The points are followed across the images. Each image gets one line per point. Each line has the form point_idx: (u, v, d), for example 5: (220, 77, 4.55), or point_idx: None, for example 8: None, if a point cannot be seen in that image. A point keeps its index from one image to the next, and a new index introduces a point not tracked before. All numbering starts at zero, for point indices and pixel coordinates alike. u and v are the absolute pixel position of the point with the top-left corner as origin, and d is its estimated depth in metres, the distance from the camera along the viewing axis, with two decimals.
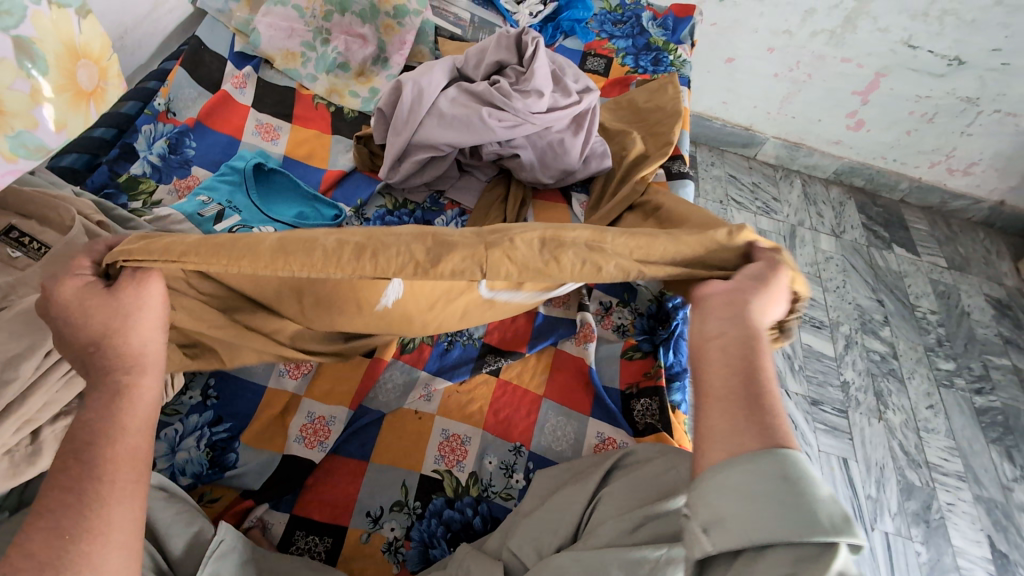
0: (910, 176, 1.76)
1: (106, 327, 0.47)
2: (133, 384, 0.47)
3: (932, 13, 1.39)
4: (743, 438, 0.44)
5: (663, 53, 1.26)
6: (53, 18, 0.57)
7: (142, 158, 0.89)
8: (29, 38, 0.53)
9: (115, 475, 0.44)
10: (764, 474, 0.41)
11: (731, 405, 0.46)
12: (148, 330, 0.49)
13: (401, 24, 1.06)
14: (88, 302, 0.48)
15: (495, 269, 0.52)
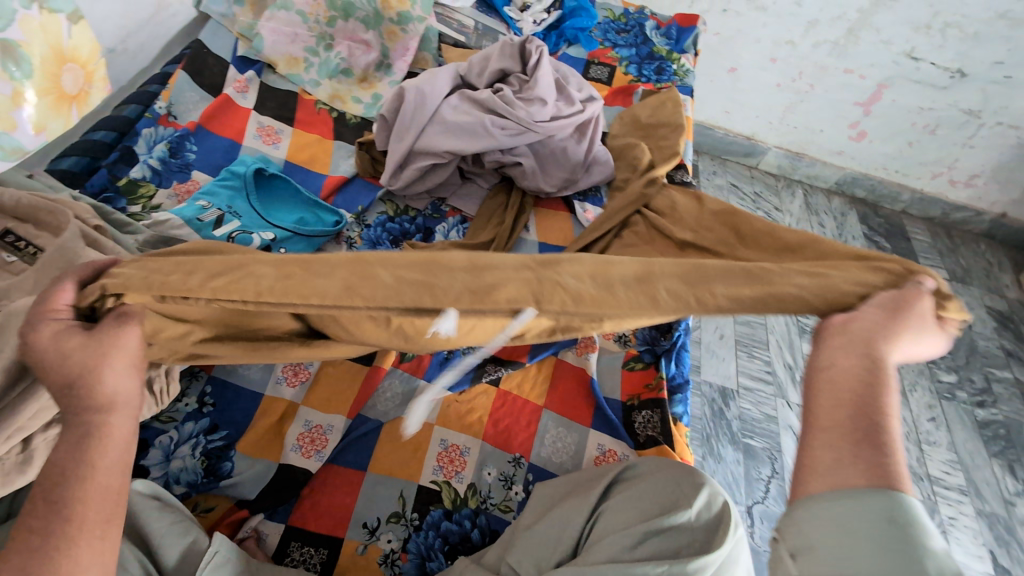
0: (912, 187, 1.76)
1: (82, 368, 0.47)
2: (103, 425, 0.47)
3: (935, 25, 1.40)
4: (846, 471, 0.41)
5: (666, 63, 1.26)
6: (43, 21, 0.56)
7: (141, 162, 0.88)
8: (16, 41, 0.53)
9: (84, 515, 0.44)
10: (875, 515, 0.38)
11: (837, 437, 0.42)
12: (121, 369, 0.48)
13: (404, 30, 1.06)
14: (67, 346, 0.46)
15: (549, 300, 0.45)
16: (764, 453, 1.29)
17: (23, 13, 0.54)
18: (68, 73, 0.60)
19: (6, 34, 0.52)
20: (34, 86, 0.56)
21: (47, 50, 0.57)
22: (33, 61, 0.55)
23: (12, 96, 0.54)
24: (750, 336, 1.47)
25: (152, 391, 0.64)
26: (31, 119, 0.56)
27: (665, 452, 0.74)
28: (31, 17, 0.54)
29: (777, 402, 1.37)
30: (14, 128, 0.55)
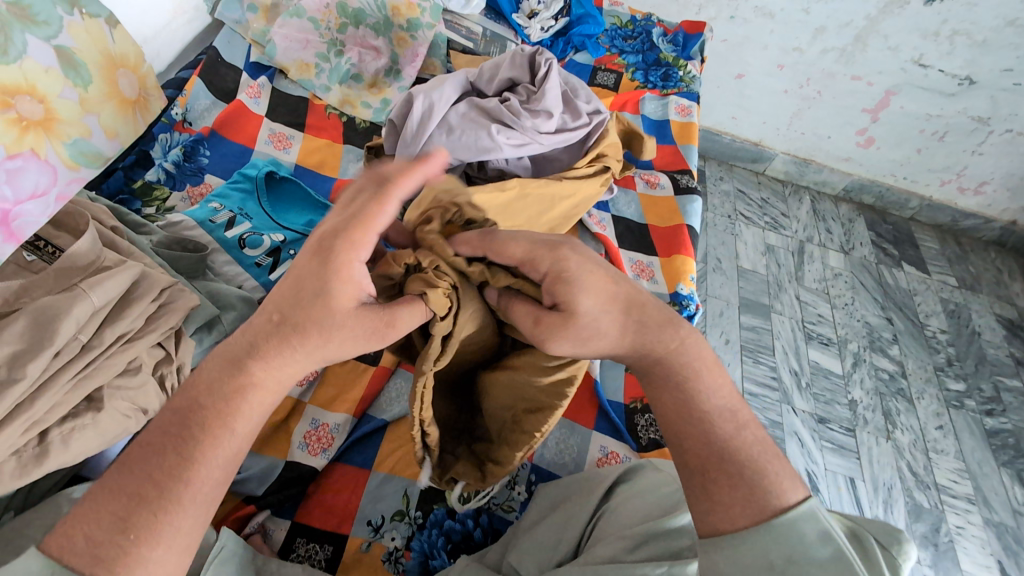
0: (921, 194, 1.75)
1: (250, 343, 0.44)
2: (252, 383, 0.43)
3: (943, 32, 1.40)
4: (734, 509, 0.45)
5: (673, 69, 1.28)
6: (87, 26, 0.69)
7: (157, 165, 0.90)
8: (68, 47, 0.66)
9: (181, 491, 0.40)
10: (754, 552, 0.44)
11: (702, 480, 0.47)
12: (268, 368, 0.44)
13: (414, 37, 1.08)
14: (302, 289, 0.44)
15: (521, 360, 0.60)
16: None
17: (67, 21, 0.66)
18: (120, 76, 0.76)
19: (57, 41, 0.65)
20: (86, 91, 0.69)
21: (96, 56, 0.70)
22: (83, 67, 0.68)
23: (76, 104, 0.68)
24: (755, 341, 1.47)
25: (163, 387, 0.63)
26: (93, 120, 0.71)
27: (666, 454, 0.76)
28: (76, 25, 0.67)
29: (782, 408, 1.38)
30: (82, 133, 0.70)
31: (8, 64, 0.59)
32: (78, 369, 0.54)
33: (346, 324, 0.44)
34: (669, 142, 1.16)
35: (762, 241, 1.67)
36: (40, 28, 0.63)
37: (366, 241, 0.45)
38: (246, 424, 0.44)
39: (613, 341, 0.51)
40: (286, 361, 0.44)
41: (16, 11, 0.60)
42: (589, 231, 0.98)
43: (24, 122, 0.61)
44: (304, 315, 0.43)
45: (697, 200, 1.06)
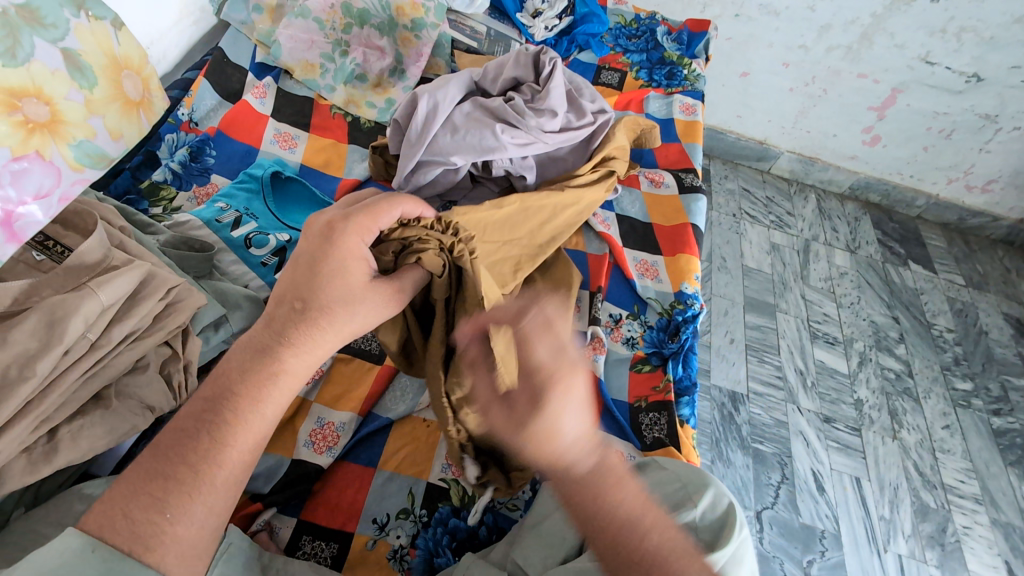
0: (928, 192, 1.74)
1: (278, 335, 0.48)
2: (283, 369, 0.47)
3: (950, 30, 1.39)
4: None
5: (677, 68, 1.28)
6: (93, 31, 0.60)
7: (163, 165, 0.91)
8: (74, 49, 0.57)
9: (214, 474, 0.42)
10: None
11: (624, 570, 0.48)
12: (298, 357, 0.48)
13: (418, 36, 1.08)
14: (319, 270, 0.51)
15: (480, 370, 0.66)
16: (773, 458, 1.29)
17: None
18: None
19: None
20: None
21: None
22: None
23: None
24: (760, 340, 1.47)
25: (171, 385, 0.63)
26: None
27: (672, 453, 0.76)
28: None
29: (787, 407, 1.37)
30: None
31: (10, 62, 0.51)
32: (85, 368, 0.54)
33: (365, 295, 0.53)
34: (674, 140, 1.16)
35: (767, 240, 1.67)
36: (44, 30, 0.54)
37: (365, 228, 0.55)
38: (273, 412, 0.46)
39: (580, 467, 0.49)
40: (319, 333, 0.49)
41: (20, 11, 0.52)
42: (593, 230, 0.98)
43: (30, 124, 0.52)
44: (324, 295, 0.50)
45: (702, 199, 1.06)
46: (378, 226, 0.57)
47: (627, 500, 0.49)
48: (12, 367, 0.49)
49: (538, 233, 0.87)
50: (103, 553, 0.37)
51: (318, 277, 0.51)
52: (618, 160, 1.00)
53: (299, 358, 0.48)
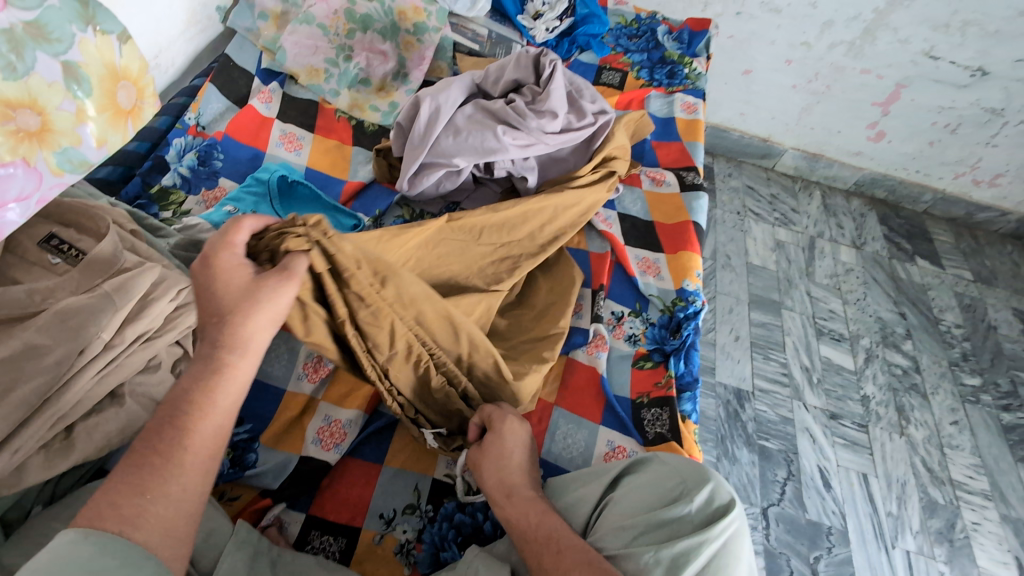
0: (934, 188, 1.74)
1: (217, 341, 0.52)
2: (232, 365, 0.51)
3: (953, 24, 1.39)
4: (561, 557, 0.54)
5: (678, 67, 1.29)
6: (98, 42, 0.46)
7: (172, 169, 0.92)
8: (78, 62, 0.44)
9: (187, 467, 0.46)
10: None
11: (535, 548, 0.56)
12: (241, 357, 0.52)
13: (420, 41, 1.11)
14: (212, 286, 0.55)
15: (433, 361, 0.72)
16: (780, 456, 1.30)
17: (80, 34, 0.44)
18: (125, 91, 0.49)
19: (68, 57, 0.44)
20: (94, 104, 0.45)
21: (105, 69, 0.46)
22: (90, 79, 0.45)
23: (77, 114, 0.44)
24: (765, 338, 1.47)
25: None
26: (95, 133, 0.46)
27: (673, 448, 0.77)
28: (90, 40, 0.45)
29: (793, 404, 1.37)
30: (77, 144, 0.44)
31: (9, 76, 0.40)
32: (100, 367, 0.56)
33: (262, 282, 0.55)
34: (675, 139, 1.17)
35: (772, 237, 1.67)
36: (46, 43, 0.42)
37: (236, 241, 0.59)
38: (228, 401, 0.50)
39: (512, 482, 0.63)
40: (248, 327, 0.53)
41: (25, 24, 0.41)
42: (595, 229, 0.99)
43: (22, 134, 0.41)
44: (225, 301, 0.54)
45: (702, 197, 1.07)
46: (237, 238, 0.59)
47: (540, 511, 0.60)
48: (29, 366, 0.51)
49: (538, 235, 0.88)
50: (100, 547, 0.40)
51: (217, 291, 0.55)
52: (618, 159, 1.00)
53: (245, 358, 0.52)
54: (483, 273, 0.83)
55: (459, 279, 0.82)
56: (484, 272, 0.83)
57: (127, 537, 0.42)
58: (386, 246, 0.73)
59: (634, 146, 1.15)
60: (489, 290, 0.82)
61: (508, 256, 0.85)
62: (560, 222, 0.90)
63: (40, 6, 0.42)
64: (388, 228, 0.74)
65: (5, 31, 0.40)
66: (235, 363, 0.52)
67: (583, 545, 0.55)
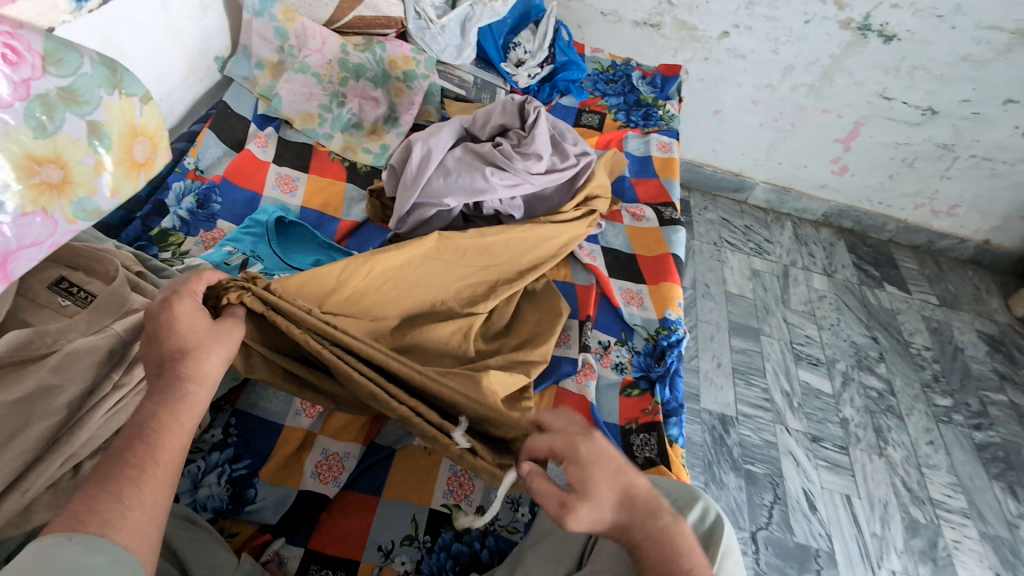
0: (897, 218, 1.84)
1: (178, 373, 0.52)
2: (193, 393, 0.52)
3: (903, 68, 1.51)
4: None
5: (652, 109, 1.38)
6: (124, 102, 0.52)
7: (172, 212, 0.95)
8: (101, 121, 0.50)
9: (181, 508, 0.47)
10: None
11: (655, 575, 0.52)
12: (199, 385, 0.53)
13: (410, 87, 1.17)
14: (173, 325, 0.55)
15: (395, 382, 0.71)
16: (765, 479, 1.33)
17: (106, 97, 0.51)
18: (141, 145, 0.55)
19: (93, 116, 0.50)
20: (112, 157, 0.51)
21: (124, 127, 0.52)
22: (111, 135, 0.51)
23: (95, 166, 0.50)
24: (746, 363, 1.52)
25: None
26: (109, 183, 0.51)
27: (662, 472, 0.80)
28: (115, 101, 0.51)
29: (775, 428, 1.41)
30: (92, 194, 0.50)
31: (37, 134, 0.46)
32: (110, 405, 0.57)
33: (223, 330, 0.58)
34: (652, 176, 1.24)
35: (748, 266, 1.74)
36: (74, 103, 0.48)
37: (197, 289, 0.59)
38: (188, 422, 0.50)
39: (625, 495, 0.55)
40: (207, 359, 0.54)
41: (58, 89, 0.47)
42: (579, 262, 1.04)
43: (43, 186, 0.46)
44: (182, 340, 0.54)
45: (680, 230, 1.13)
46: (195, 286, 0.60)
47: (654, 531, 0.53)
48: None
49: (518, 260, 0.93)
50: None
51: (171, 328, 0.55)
52: (599, 198, 1.07)
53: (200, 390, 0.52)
54: (463, 297, 0.87)
55: (435, 302, 0.85)
56: (461, 294, 0.87)
57: (110, 538, 0.41)
58: (352, 271, 0.79)
59: (614, 183, 1.22)
60: (465, 314, 0.85)
61: (489, 280, 0.90)
62: (539, 248, 0.95)
63: (74, 74, 0.49)
64: (362, 254, 0.81)
65: (42, 96, 0.46)
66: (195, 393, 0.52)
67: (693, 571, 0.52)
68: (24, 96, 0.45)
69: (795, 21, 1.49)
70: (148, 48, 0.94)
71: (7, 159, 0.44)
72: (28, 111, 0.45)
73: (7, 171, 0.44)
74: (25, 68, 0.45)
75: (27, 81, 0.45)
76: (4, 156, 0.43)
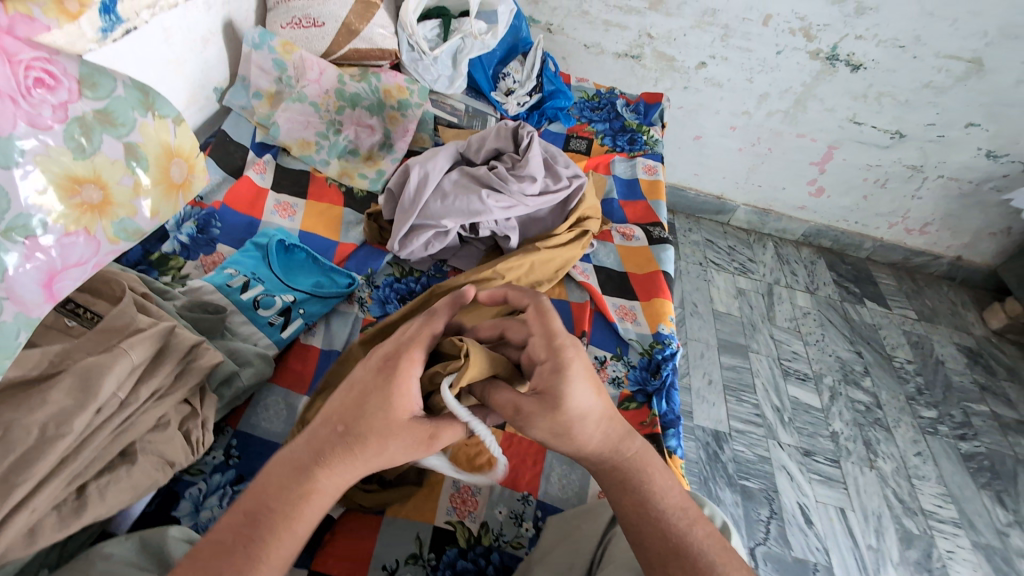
0: (873, 237, 1.92)
1: (314, 461, 0.49)
2: (316, 490, 0.49)
3: (871, 95, 1.59)
4: (648, 508, 0.56)
5: (637, 134, 1.44)
6: (154, 126, 0.62)
7: (172, 237, 0.95)
8: (136, 143, 0.60)
9: None
10: (650, 523, 0.55)
11: (628, 488, 0.57)
12: (328, 482, 0.49)
13: (404, 115, 1.21)
14: (358, 402, 0.52)
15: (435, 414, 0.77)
16: (761, 495, 1.34)
17: (140, 121, 0.61)
18: (173, 165, 0.65)
19: (128, 139, 0.59)
20: (147, 177, 0.61)
21: (156, 148, 0.62)
22: (145, 158, 0.61)
23: (132, 187, 0.59)
24: (736, 380, 1.54)
25: (189, 441, 0.65)
26: (145, 204, 0.61)
27: None
28: (147, 125, 0.61)
29: (768, 443, 1.43)
30: (132, 213, 0.60)
31: (81, 156, 0.54)
32: (115, 425, 0.58)
33: (398, 433, 0.52)
34: (640, 198, 1.28)
35: (733, 285, 1.79)
36: (113, 127, 0.58)
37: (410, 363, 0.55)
38: (311, 517, 0.48)
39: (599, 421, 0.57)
40: (355, 462, 0.50)
41: (95, 113, 0.56)
42: (573, 280, 1.07)
43: (85, 205, 0.55)
44: (362, 424, 0.51)
45: (669, 249, 1.17)
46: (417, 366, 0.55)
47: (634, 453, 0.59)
48: (49, 425, 0.52)
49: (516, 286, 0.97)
50: None
51: (357, 406, 0.52)
52: (591, 219, 1.10)
53: (331, 478, 0.49)
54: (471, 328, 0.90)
55: None
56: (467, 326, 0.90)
57: None
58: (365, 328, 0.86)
59: (604, 205, 1.26)
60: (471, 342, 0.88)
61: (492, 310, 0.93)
62: (535, 271, 0.99)
63: (109, 98, 0.58)
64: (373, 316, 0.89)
65: (80, 118, 0.55)
66: (325, 487, 0.49)
67: (662, 489, 0.58)
68: (63, 118, 0.53)
69: (767, 52, 1.58)
70: (151, 76, 0.97)
71: (53, 182, 0.52)
72: (66, 133, 0.53)
73: (52, 192, 0.51)
74: (62, 92, 0.54)
75: (65, 104, 0.54)
76: (48, 179, 0.51)
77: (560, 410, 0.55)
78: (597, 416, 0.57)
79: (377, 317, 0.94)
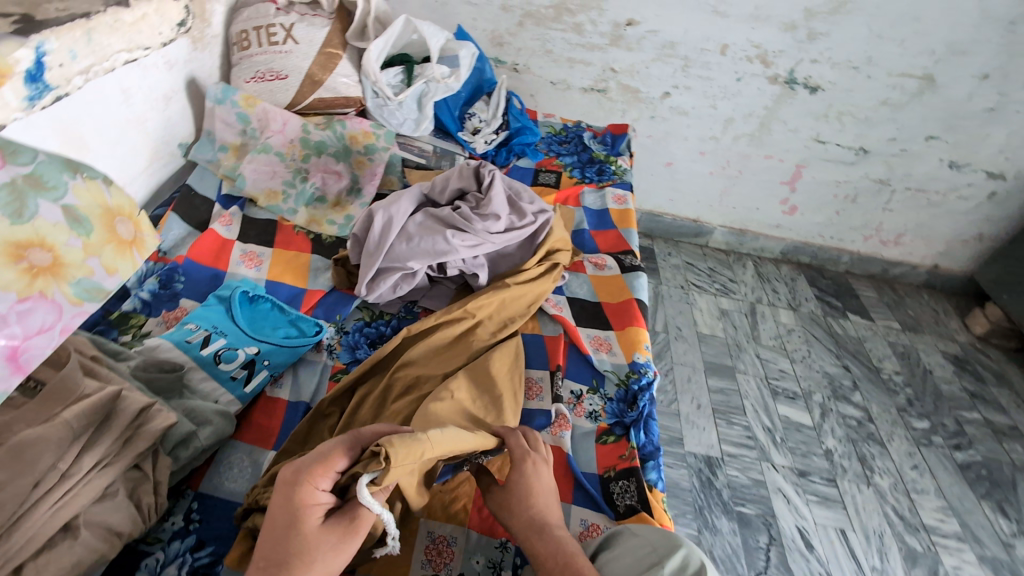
0: (850, 250, 1.94)
1: None
2: None
3: (831, 115, 1.64)
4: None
5: (605, 165, 1.46)
6: (90, 184, 0.55)
7: (133, 295, 0.94)
8: (75, 203, 0.52)
9: None
10: None
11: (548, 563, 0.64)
12: None
13: (371, 159, 1.22)
14: (278, 527, 0.56)
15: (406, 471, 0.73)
16: (758, 520, 1.30)
17: (72, 181, 0.53)
18: (122, 222, 0.57)
19: (66, 201, 0.52)
20: (95, 237, 0.53)
21: (101, 206, 0.55)
22: (89, 218, 0.53)
23: (82, 248, 0.52)
24: (725, 403, 1.52)
25: (140, 508, 0.63)
26: (101, 263, 0.53)
27: (645, 519, 0.78)
28: (81, 184, 0.53)
29: (761, 466, 1.40)
30: (90, 274, 0.52)
31: (17, 221, 0.48)
32: (57, 495, 0.56)
33: (320, 540, 0.55)
34: (611, 227, 1.29)
35: (716, 306, 1.79)
36: (45, 191, 0.51)
37: (320, 475, 0.58)
38: None
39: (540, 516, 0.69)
40: None
41: (24, 178, 0.50)
42: (546, 313, 1.05)
43: (33, 270, 0.48)
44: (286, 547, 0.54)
45: (641, 276, 1.17)
46: (332, 466, 0.59)
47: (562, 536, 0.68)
48: None
49: (487, 325, 0.96)
50: None
51: (279, 533, 0.55)
52: (560, 251, 1.11)
53: None
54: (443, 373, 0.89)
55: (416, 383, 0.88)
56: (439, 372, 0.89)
57: None
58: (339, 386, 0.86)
59: (575, 237, 1.26)
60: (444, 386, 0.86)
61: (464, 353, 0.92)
62: (506, 309, 0.99)
63: (34, 162, 0.51)
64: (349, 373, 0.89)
65: (9, 184, 0.49)
66: None
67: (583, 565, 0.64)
68: None
69: (727, 79, 1.63)
70: (110, 137, 0.97)
71: None
72: None
73: None
74: None
75: None
76: None
77: (510, 489, 0.71)
78: (538, 503, 0.70)
79: (346, 363, 0.92)
